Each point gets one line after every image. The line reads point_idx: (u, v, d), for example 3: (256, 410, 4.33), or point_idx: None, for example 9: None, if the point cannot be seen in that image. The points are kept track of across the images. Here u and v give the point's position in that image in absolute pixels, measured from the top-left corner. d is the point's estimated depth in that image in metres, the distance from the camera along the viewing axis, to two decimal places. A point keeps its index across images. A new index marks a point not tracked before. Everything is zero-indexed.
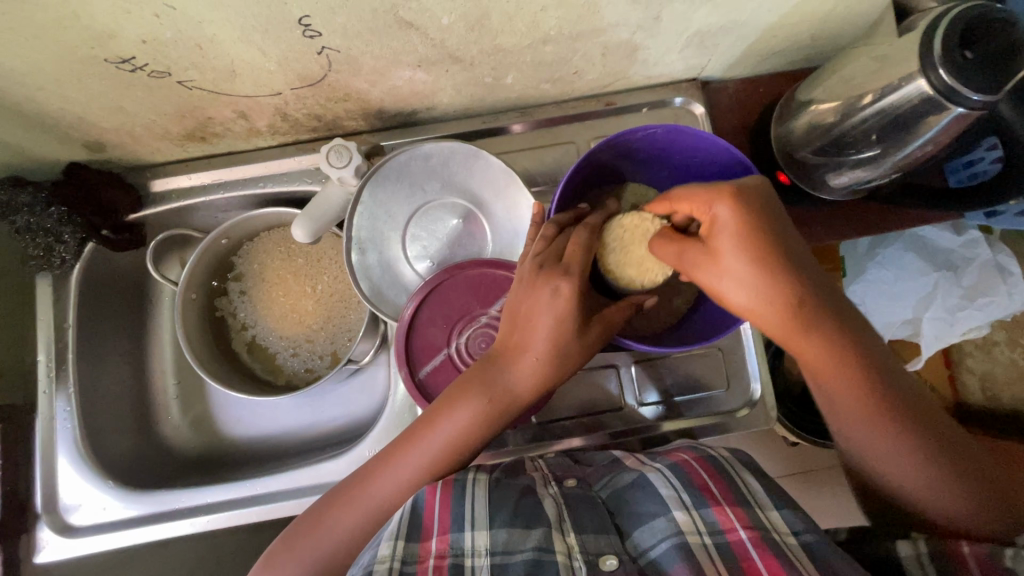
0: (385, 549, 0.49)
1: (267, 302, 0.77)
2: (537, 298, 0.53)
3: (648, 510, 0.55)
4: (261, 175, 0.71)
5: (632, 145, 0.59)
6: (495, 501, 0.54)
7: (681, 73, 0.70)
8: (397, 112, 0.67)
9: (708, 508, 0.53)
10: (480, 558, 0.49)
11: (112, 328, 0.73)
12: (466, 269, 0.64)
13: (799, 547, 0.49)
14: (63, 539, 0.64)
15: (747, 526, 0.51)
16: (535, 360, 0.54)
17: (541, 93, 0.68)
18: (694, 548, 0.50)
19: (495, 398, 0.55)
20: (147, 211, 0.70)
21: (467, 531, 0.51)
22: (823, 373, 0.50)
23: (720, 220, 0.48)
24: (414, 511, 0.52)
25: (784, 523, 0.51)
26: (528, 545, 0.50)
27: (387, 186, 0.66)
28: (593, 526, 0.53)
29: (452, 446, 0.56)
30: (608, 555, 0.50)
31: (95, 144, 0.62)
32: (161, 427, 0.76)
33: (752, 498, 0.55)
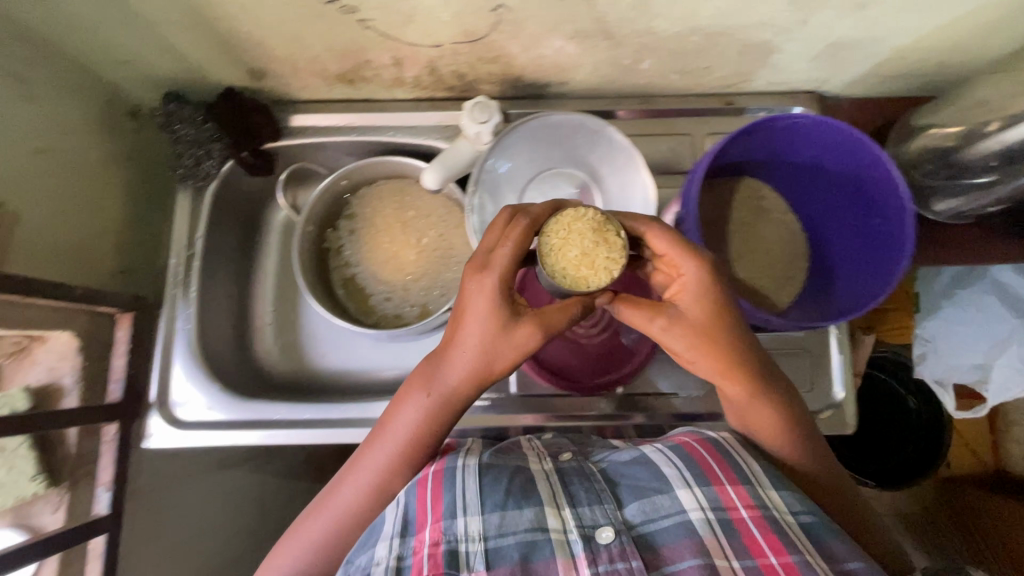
0: (382, 548, 0.49)
1: (372, 245, 0.81)
2: (465, 294, 0.54)
3: (648, 484, 0.53)
4: (392, 125, 0.76)
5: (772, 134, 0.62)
6: (487, 482, 0.52)
7: (803, 83, 0.73)
8: (532, 82, 0.71)
9: (710, 486, 0.52)
10: (475, 543, 0.48)
11: (227, 245, 0.78)
12: None
13: (798, 526, 0.50)
14: (171, 430, 0.67)
15: (748, 504, 0.51)
16: (468, 357, 0.54)
17: (668, 83, 0.72)
18: (697, 525, 0.49)
19: (435, 391, 0.56)
20: (283, 142, 0.75)
21: (459, 517, 0.49)
22: (757, 419, 0.57)
23: (685, 281, 0.53)
24: (406, 507, 0.51)
25: (782, 501, 0.51)
26: (522, 526, 0.49)
27: (515, 148, 0.70)
28: (588, 498, 0.52)
29: (398, 445, 0.56)
30: (604, 527, 0.50)
31: (258, 72, 0.67)
32: (255, 347, 0.81)
33: (753, 476, 0.53)
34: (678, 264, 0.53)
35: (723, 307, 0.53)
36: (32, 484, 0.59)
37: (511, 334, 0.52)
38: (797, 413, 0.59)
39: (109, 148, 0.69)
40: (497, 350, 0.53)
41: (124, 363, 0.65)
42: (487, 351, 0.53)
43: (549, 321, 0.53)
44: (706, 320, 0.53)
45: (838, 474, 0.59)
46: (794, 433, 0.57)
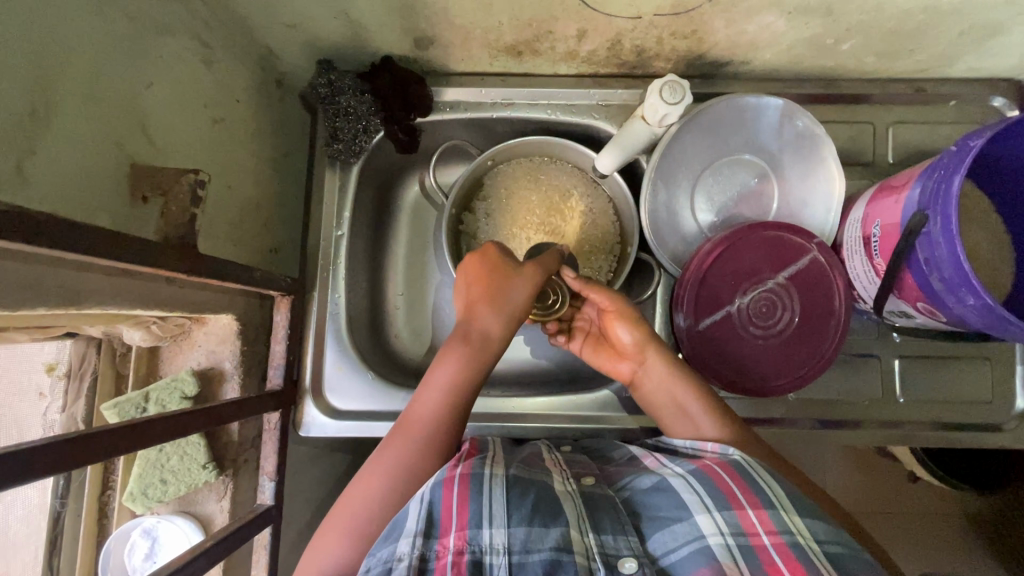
0: (403, 545, 0.45)
1: (510, 230, 0.77)
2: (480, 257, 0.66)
3: (669, 512, 0.50)
4: (549, 102, 0.71)
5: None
6: (513, 495, 0.49)
7: (1007, 69, 0.66)
8: (714, 60, 0.65)
9: (730, 510, 0.48)
10: (499, 556, 0.45)
11: (364, 223, 0.74)
12: (766, 228, 0.63)
13: (825, 557, 0.45)
14: (328, 420, 0.65)
15: (771, 531, 0.47)
16: (507, 292, 0.63)
17: (860, 66, 0.66)
18: (716, 550, 0.46)
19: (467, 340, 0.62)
20: (433, 117, 0.70)
21: (484, 528, 0.46)
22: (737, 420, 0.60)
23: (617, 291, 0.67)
24: (431, 506, 0.48)
25: (809, 528, 0.47)
26: (546, 545, 0.46)
27: (694, 132, 0.65)
28: (612, 527, 0.49)
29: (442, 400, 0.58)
30: (627, 558, 0.46)
31: (424, 40, 0.63)
32: (386, 332, 0.78)
33: (778, 499, 0.49)
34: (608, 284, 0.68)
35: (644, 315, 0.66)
36: (204, 473, 0.56)
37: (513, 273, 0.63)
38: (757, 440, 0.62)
39: (263, 120, 0.64)
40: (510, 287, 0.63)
41: (283, 349, 0.61)
42: (498, 292, 0.63)
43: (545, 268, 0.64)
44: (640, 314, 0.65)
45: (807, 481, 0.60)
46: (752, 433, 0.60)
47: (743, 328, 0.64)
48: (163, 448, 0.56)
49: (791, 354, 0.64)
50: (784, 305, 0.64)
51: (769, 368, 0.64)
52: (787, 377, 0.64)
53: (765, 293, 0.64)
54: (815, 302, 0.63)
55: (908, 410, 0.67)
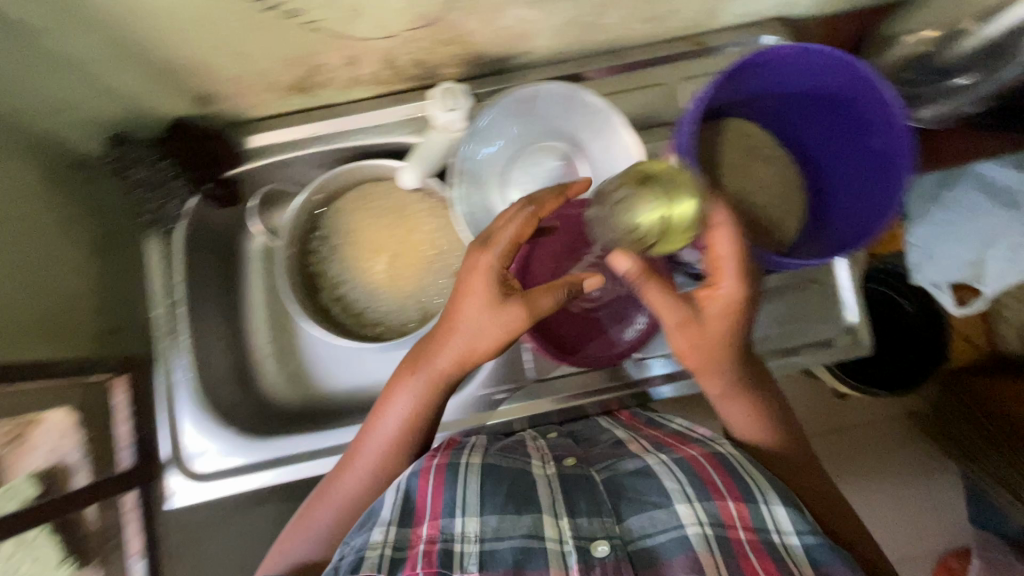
0: (379, 533, 0.50)
1: (357, 258, 0.78)
2: (468, 277, 0.57)
3: (651, 498, 0.54)
4: (356, 127, 0.71)
5: (757, 66, 0.55)
6: (488, 488, 0.54)
7: (771, 9, 0.70)
8: (494, 57, 0.67)
9: (711, 500, 0.53)
10: (472, 543, 0.50)
11: (208, 282, 0.75)
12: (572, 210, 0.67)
13: (799, 549, 0.51)
14: (192, 485, 0.65)
15: (748, 525, 0.52)
16: (461, 338, 0.57)
17: (635, 33, 0.69)
18: (693, 540, 0.51)
19: (423, 371, 0.59)
20: (245, 166, 0.71)
21: (458, 516, 0.52)
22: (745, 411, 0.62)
23: (724, 294, 0.54)
24: (407, 494, 0.54)
25: (785, 520, 0.52)
26: (518, 531, 0.51)
27: (489, 129, 0.67)
28: (587, 510, 0.54)
29: (403, 429, 0.60)
30: (600, 540, 0.51)
31: (204, 97, 0.63)
32: (260, 379, 0.79)
33: (759, 493, 0.54)
34: (721, 256, 0.53)
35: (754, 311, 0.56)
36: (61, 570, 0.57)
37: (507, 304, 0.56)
38: (778, 415, 0.63)
39: (66, 207, 0.64)
40: (505, 316, 0.56)
41: (129, 428, 0.64)
42: (468, 320, 0.57)
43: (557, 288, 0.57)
44: (727, 315, 0.55)
45: (785, 420, 0.64)
46: (748, 396, 0.62)
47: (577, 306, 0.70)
48: (11, 556, 0.53)
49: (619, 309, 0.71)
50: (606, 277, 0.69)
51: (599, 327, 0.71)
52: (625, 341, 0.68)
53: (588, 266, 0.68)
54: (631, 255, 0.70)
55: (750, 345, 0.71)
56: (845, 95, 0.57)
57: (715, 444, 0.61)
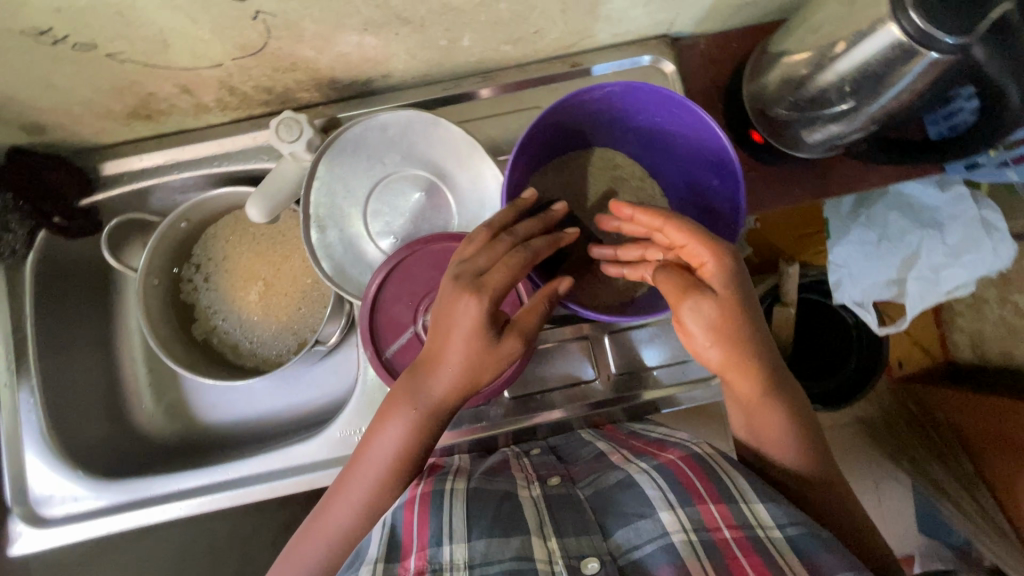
0: (365, 573, 0.49)
1: (231, 288, 0.75)
2: (451, 311, 0.50)
3: (633, 509, 0.53)
4: (215, 154, 0.68)
5: (591, 103, 0.53)
6: (473, 511, 0.54)
7: (649, 28, 0.66)
8: (351, 81, 0.64)
9: (693, 505, 0.51)
10: (460, 571, 0.49)
11: (68, 316, 0.71)
12: (429, 244, 0.63)
13: (782, 541, 0.48)
14: (35, 531, 0.64)
15: (731, 523, 0.49)
16: (455, 370, 0.51)
17: (502, 55, 0.65)
18: (678, 547, 0.49)
19: (421, 404, 0.53)
20: (99, 196, 0.68)
21: (445, 544, 0.51)
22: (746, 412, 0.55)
23: (709, 272, 0.50)
24: (393, 529, 0.53)
25: (769, 515, 0.50)
26: (507, 554, 0.49)
27: (344, 159, 0.63)
28: (574, 529, 0.53)
29: (389, 463, 0.54)
30: (588, 558, 0.50)
31: (34, 126, 0.60)
32: (133, 413, 0.75)
33: (739, 492, 0.52)
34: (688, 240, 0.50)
35: (748, 295, 0.50)
36: None
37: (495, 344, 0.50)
38: (800, 412, 0.55)
39: None
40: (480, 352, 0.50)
41: None
42: (452, 351, 0.51)
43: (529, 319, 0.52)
44: (723, 304, 0.49)
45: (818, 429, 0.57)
46: (782, 408, 0.55)
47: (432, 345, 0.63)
48: None
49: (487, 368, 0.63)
50: None
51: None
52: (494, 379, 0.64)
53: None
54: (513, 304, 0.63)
55: (624, 383, 0.71)
56: (680, 139, 0.56)
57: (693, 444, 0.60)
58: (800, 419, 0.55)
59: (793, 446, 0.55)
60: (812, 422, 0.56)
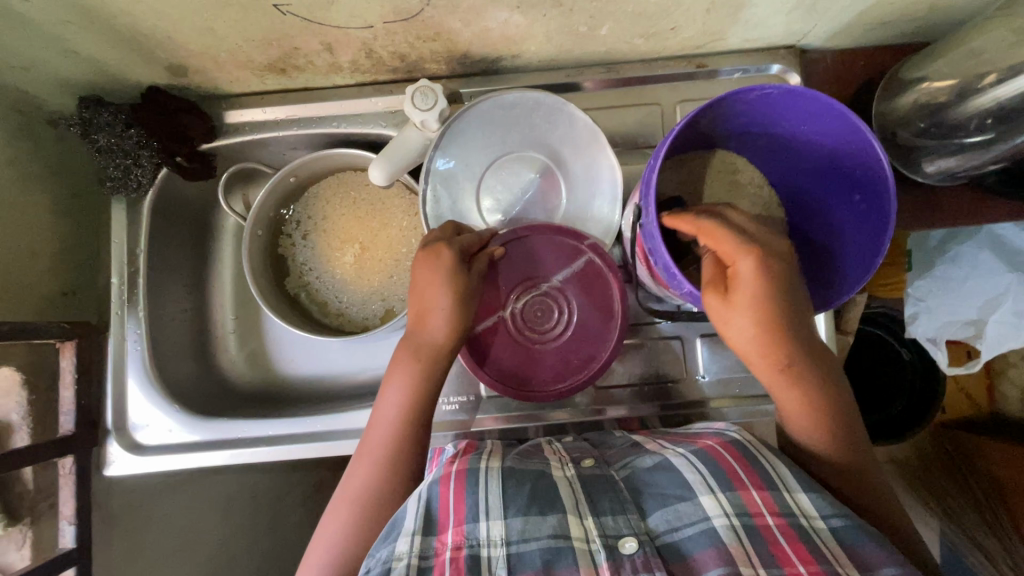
0: (403, 544, 0.49)
1: (325, 247, 0.76)
2: (421, 271, 0.60)
3: (672, 491, 0.53)
4: (335, 115, 0.70)
5: (739, 106, 0.52)
6: (509, 488, 0.53)
7: (781, 37, 0.66)
8: (481, 58, 0.65)
9: (734, 491, 0.52)
10: (498, 548, 0.49)
11: (174, 255, 0.74)
12: (536, 232, 0.63)
13: (827, 531, 0.49)
14: (132, 456, 0.67)
15: (774, 510, 0.50)
16: (439, 314, 0.59)
17: (631, 48, 0.65)
18: (721, 532, 0.49)
19: (417, 358, 0.59)
20: (220, 142, 0.70)
21: (482, 521, 0.50)
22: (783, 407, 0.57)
23: (741, 273, 0.51)
24: (427, 503, 0.52)
25: (811, 505, 0.50)
26: (544, 532, 0.50)
27: (467, 133, 0.64)
28: (611, 509, 0.53)
29: (399, 419, 0.59)
30: (627, 538, 0.50)
31: (178, 68, 0.62)
32: (220, 358, 0.78)
33: (781, 480, 0.52)
34: (719, 244, 0.51)
35: (782, 291, 0.51)
36: None
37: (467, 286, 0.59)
38: (840, 410, 0.56)
39: (29, 164, 0.63)
40: (461, 296, 0.59)
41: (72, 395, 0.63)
42: (428, 302, 0.59)
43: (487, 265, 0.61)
44: (756, 299, 0.51)
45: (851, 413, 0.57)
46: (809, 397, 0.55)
47: (513, 330, 0.62)
48: None
49: (563, 364, 0.62)
50: (565, 304, 0.62)
51: (534, 377, 0.62)
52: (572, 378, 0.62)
53: (537, 288, 0.62)
54: (597, 304, 0.63)
55: (708, 388, 0.71)
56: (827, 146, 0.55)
57: (732, 428, 0.61)
58: (838, 416, 0.56)
59: (827, 441, 0.56)
60: (853, 421, 0.56)
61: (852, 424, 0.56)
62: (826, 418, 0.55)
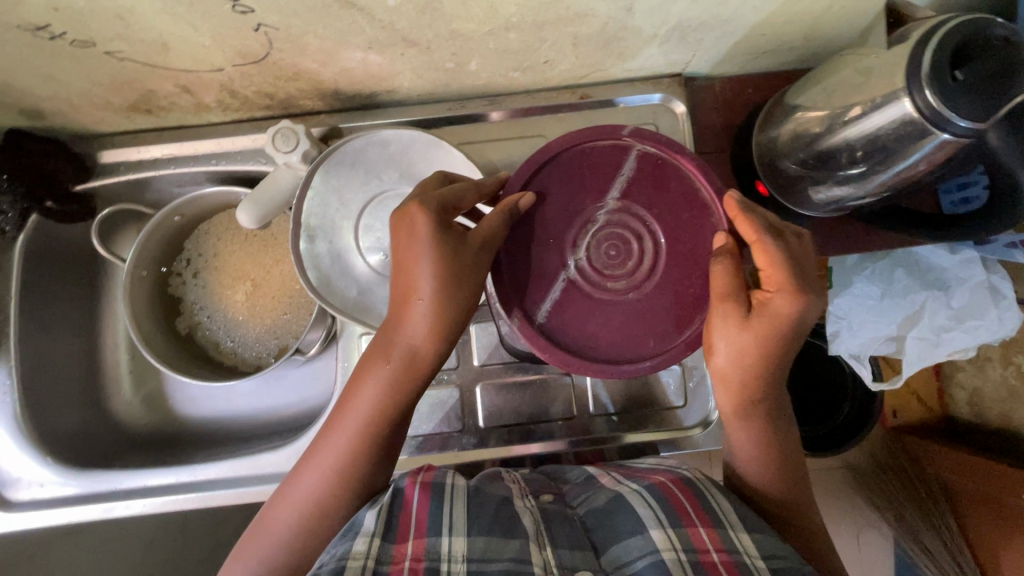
0: (361, 543, 0.48)
1: (218, 287, 0.75)
2: (401, 242, 0.50)
3: (623, 526, 0.52)
4: (214, 152, 0.68)
5: None
6: (474, 509, 0.52)
7: (663, 66, 0.65)
8: (355, 94, 0.63)
9: (683, 527, 0.51)
10: (458, 563, 0.48)
11: (60, 298, 0.72)
12: (557, 153, 0.51)
13: (766, 571, 0.48)
14: (2, 513, 0.65)
15: (719, 547, 0.50)
16: (426, 306, 0.49)
17: (511, 81, 0.64)
18: (667, 565, 0.48)
19: (393, 357, 0.51)
20: (95, 182, 0.68)
21: (444, 536, 0.49)
22: (745, 438, 0.56)
23: (773, 305, 0.47)
24: (390, 511, 0.51)
25: (756, 545, 0.50)
26: (506, 555, 0.49)
27: (341, 172, 0.63)
28: (569, 543, 0.51)
29: (369, 421, 0.53)
30: (582, 573, 0.49)
31: (33, 111, 0.59)
32: (112, 402, 0.75)
33: (727, 518, 0.52)
34: (766, 265, 0.48)
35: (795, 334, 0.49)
36: None
37: (460, 265, 0.48)
38: (791, 447, 0.57)
39: None
40: (449, 279, 0.48)
41: None
42: (406, 282, 0.50)
43: (495, 238, 0.49)
44: (774, 333, 0.48)
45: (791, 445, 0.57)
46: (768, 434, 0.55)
47: (597, 292, 0.50)
48: None
49: (682, 299, 0.50)
50: (640, 245, 0.50)
51: (642, 334, 0.50)
52: (659, 334, 0.50)
53: (605, 238, 0.50)
54: (683, 221, 0.51)
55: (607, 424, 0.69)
56: None
57: (682, 469, 0.60)
58: (790, 450, 0.57)
59: (779, 470, 0.56)
60: (799, 463, 0.57)
61: (798, 465, 0.57)
62: (778, 452, 0.56)
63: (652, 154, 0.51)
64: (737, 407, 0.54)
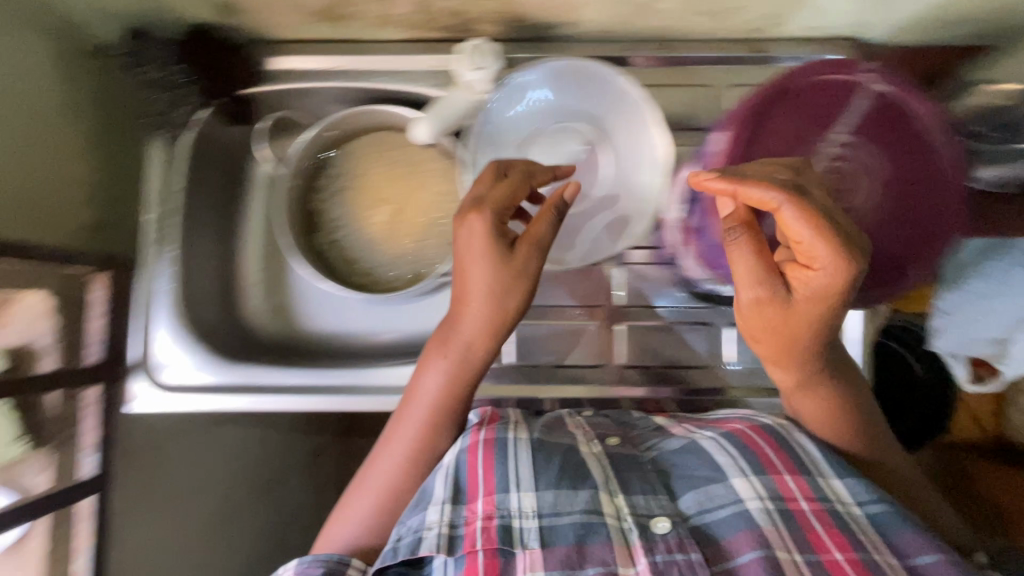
0: (433, 514, 0.48)
1: (359, 206, 0.76)
2: (460, 238, 0.53)
3: (703, 474, 0.50)
4: (381, 69, 0.69)
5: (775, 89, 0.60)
6: (540, 459, 0.50)
7: (843, 27, 0.64)
8: (536, 22, 0.64)
9: (769, 477, 0.49)
10: (529, 519, 0.46)
11: (212, 199, 0.74)
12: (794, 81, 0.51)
13: (864, 519, 0.47)
14: (155, 394, 0.67)
15: (809, 497, 0.48)
16: (479, 309, 0.53)
17: (691, 25, 0.64)
18: (756, 515, 0.47)
19: (450, 351, 0.55)
20: (263, 88, 0.70)
21: (513, 492, 0.48)
22: (816, 404, 0.54)
23: (815, 279, 0.44)
24: (456, 475, 0.50)
25: (849, 493, 0.49)
26: (577, 507, 0.47)
27: (515, 98, 0.64)
28: (641, 488, 0.49)
29: (434, 402, 0.56)
30: (659, 517, 0.47)
31: (229, 5, 0.61)
32: (243, 306, 0.77)
33: (815, 466, 0.51)
34: (802, 238, 0.42)
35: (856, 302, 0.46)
36: (15, 446, 0.57)
37: (514, 270, 0.52)
38: (854, 412, 0.55)
39: (69, 92, 0.63)
40: (508, 285, 0.53)
41: (103, 324, 0.65)
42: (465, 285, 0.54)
43: (543, 237, 0.53)
44: (820, 305, 0.45)
45: (865, 397, 0.56)
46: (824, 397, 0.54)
47: None
48: None
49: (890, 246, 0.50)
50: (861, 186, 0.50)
51: None
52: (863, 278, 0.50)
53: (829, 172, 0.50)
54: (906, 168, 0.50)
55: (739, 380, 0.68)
56: None
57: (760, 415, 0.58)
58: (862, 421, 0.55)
59: (844, 433, 0.55)
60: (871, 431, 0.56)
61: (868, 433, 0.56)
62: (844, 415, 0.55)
63: (881, 90, 0.50)
64: (800, 382, 0.53)
